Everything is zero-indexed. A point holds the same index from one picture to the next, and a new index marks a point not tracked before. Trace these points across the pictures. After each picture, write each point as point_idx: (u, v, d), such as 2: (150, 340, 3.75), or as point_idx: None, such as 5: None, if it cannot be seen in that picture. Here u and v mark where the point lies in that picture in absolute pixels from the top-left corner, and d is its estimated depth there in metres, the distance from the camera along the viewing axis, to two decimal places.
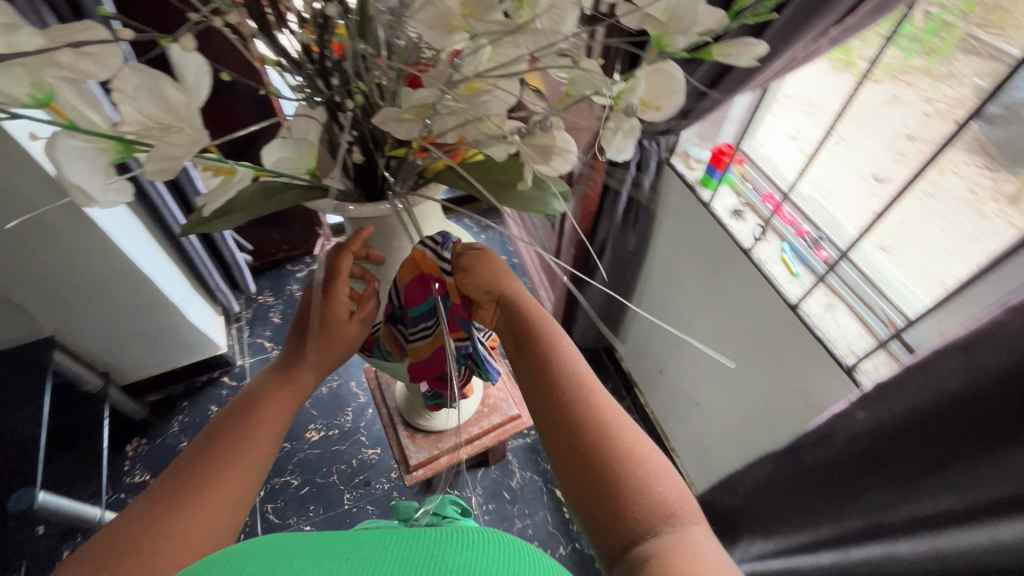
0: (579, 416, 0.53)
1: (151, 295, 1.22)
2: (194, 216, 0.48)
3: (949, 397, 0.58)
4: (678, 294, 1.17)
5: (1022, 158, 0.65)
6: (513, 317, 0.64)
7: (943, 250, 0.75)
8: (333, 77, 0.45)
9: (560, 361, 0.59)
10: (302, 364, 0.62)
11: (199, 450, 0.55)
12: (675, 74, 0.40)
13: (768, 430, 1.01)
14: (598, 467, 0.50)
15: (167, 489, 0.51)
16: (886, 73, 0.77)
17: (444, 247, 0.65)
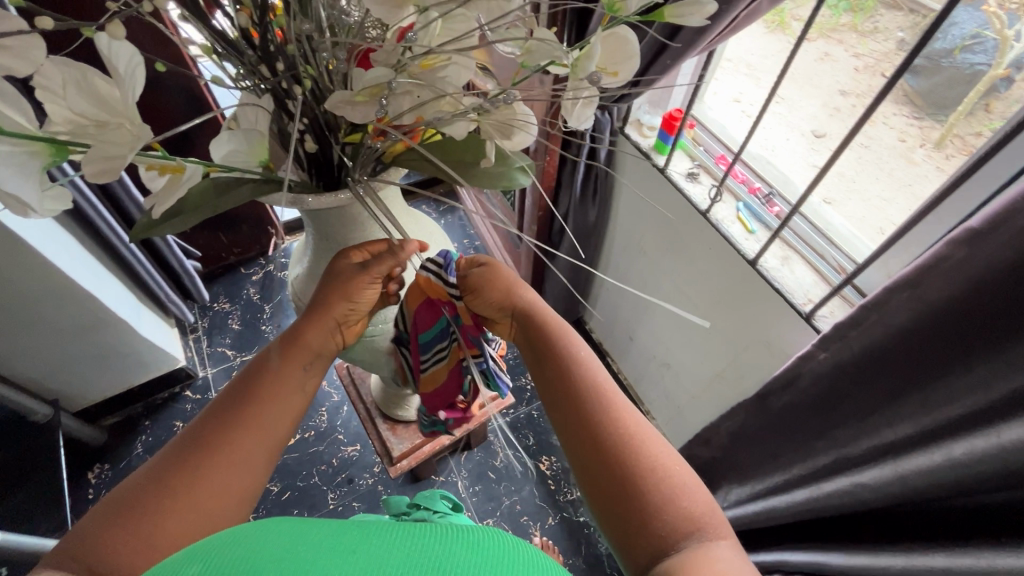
0: (603, 431, 0.53)
1: (95, 313, 1.15)
2: (141, 221, 0.45)
3: (897, 334, 0.62)
4: (642, 262, 1.20)
5: (946, 105, 0.69)
6: (529, 330, 0.64)
7: (880, 198, 0.80)
8: (277, 62, 0.42)
9: (580, 373, 0.58)
10: (311, 322, 0.59)
11: (210, 417, 0.53)
12: (629, 37, 0.40)
13: (737, 382, 1.06)
14: (623, 484, 0.50)
15: (173, 459, 0.50)
16: (817, 32, 0.79)
17: (448, 271, 0.65)
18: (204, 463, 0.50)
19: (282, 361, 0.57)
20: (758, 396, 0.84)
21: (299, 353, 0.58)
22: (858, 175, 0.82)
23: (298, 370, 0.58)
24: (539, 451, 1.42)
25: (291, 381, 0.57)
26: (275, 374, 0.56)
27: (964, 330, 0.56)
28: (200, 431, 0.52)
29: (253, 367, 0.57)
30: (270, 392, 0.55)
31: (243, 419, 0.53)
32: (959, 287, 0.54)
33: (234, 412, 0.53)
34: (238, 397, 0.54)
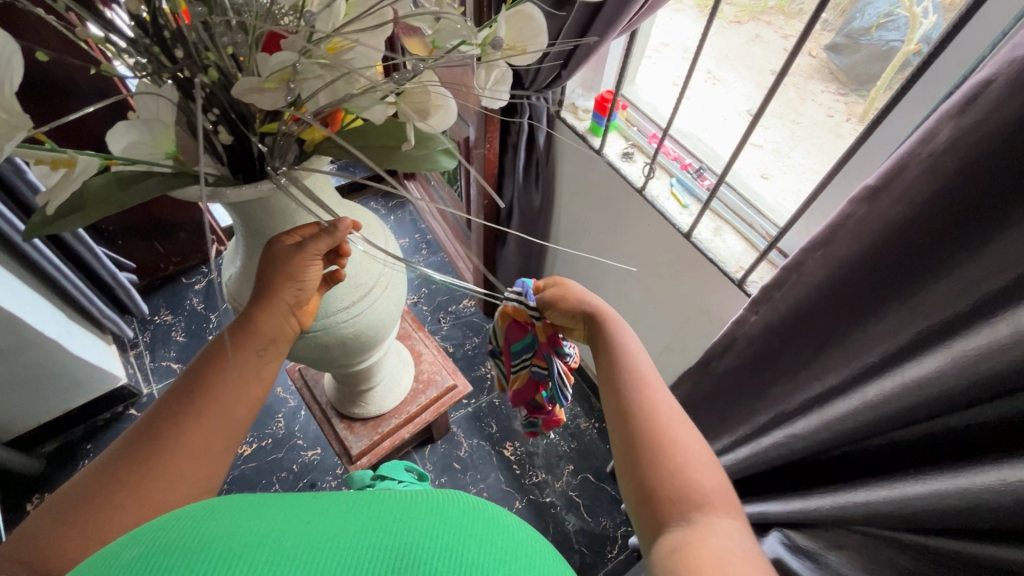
0: (631, 414, 0.58)
1: (17, 334, 1.07)
2: (38, 217, 0.42)
3: (821, 293, 0.65)
4: (588, 243, 1.23)
5: (869, 81, 0.73)
6: (593, 331, 0.70)
7: (812, 170, 0.84)
8: (176, 49, 0.41)
9: (621, 366, 0.63)
10: (262, 306, 0.56)
11: (163, 408, 0.51)
12: (534, 14, 0.41)
13: (685, 352, 1.10)
14: (641, 458, 0.54)
15: (125, 451, 0.49)
16: (747, 14, 0.82)
17: (527, 297, 0.77)
18: (161, 453, 0.48)
19: (235, 348, 0.54)
20: (701, 364, 0.88)
21: (252, 339, 0.55)
22: (775, 145, 0.87)
23: (253, 357, 0.55)
24: (503, 437, 1.43)
25: (249, 368, 0.55)
26: (232, 360, 0.54)
27: (879, 285, 0.60)
28: (155, 421, 0.50)
29: (207, 355, 0.54)
30: (227, 379, 0.53)
31: (196, 409, 0.51)
32: (868, 244, 0.58)
33: (188, 401, 0.51)
34: (195, 385, 0.52)
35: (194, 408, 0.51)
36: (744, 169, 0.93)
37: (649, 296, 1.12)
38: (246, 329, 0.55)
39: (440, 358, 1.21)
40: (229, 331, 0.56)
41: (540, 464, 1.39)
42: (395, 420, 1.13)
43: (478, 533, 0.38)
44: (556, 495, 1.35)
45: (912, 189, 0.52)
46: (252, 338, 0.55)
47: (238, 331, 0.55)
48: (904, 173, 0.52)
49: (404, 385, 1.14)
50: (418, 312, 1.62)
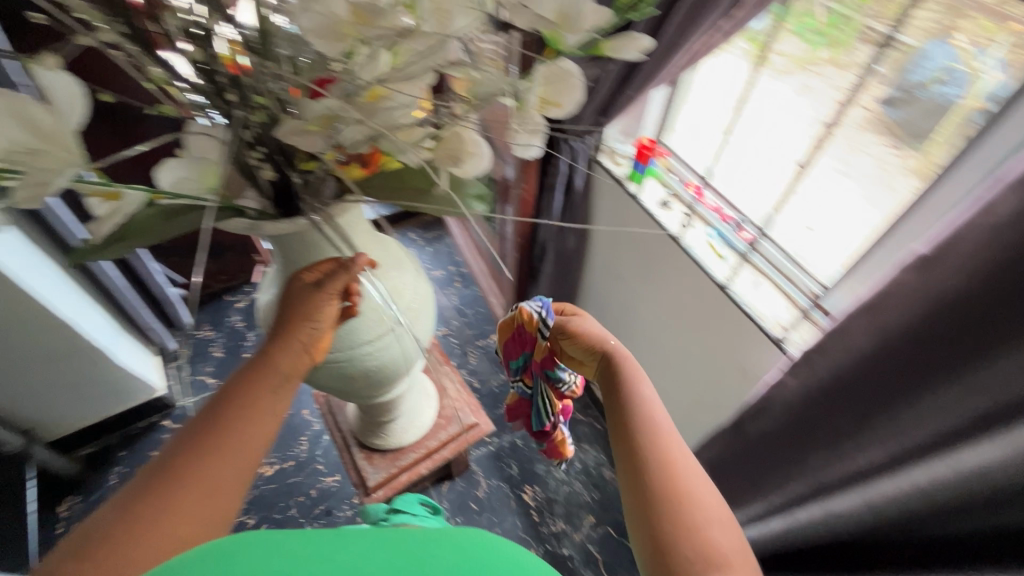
0: (643, 464, 0.54)
1: (71, 339, 1.13)
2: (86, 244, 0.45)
3: (864, 361, 0.61)
4: (621, 288, 1.21)
5: (923, 135, 0.69)
6: (607, 372, 0.66)
7: (871, 229, 0.78)
8: (229, 93, 0.43)
9: (637, 412, 0.59)
10: (278, 340, 0.58)
11: (177, 445, 0.50)
12: (572, 70, 0.41)
13: (717, 408, 1.05)
14: (655, 513, 0.50)
15: (139, 488, 0.47)
16: (797, 66, 0.81)
17: (547, 315, 0.75)
18: (175, 487, 0.47)
19: (251, 381, 0.55)
20: (734, 424, 0.83)
21: (267, 374, 0.56)
22: (824, 198, 0.84)
23: (268, 392, 0.55)
24: (523, 481, 1.39)
25: (265, 404, 0.54)
26: (249, 393, 0.54)
27: (930, 358, 0.55)
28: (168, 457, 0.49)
29: (221, 393, 0.54)
30: (244, 414, 0.53)
31: (214, 443, 0.50)
32: (918, 312, 0.54)
33: (204, 436, 0.51)
34: (211, 421, 0.52)
35: (210, 443, 0.50)
36: (791, 220, 0.90)
37: (681, 346, 1.09)
38: (263, 364, 0.56)
39: (463, 394, 1.20)
40: (245, 369, 0.56)
41: (559, 512, 1.34)
42: (414, 454, 1.12)
43: (491, 571, 0.37)
44: (574, 547, 1.29)
45: (968, 258, 0.49)
46: (270, 374, 0.56)
47: (253, 365, 0.56)
48: (958, 241, 0.50)
49: (424, 420, 1.13)
50: (446, 344, 1.63)
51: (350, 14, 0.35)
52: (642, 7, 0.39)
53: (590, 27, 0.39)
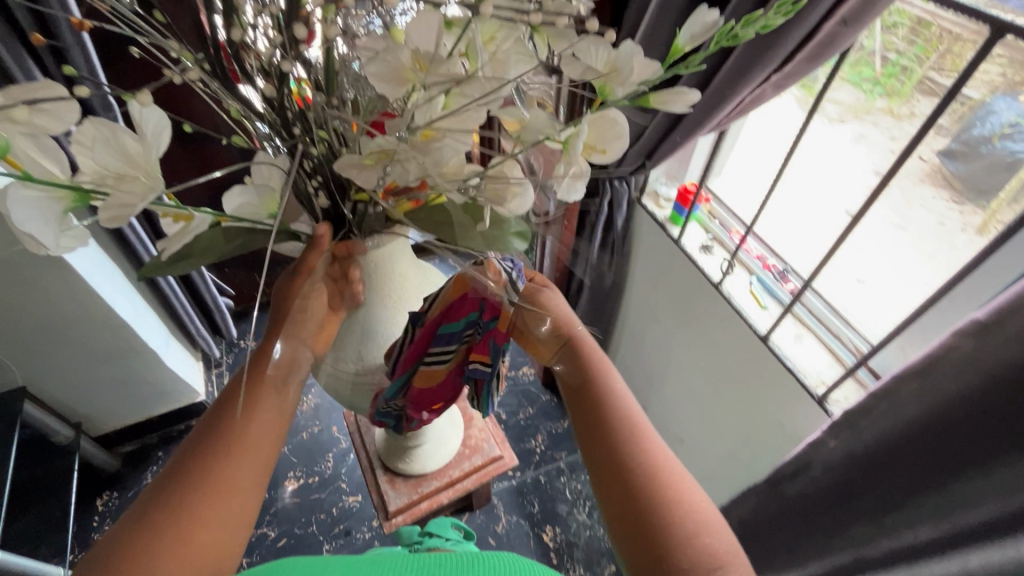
0: (638, 488, 0.50)
1: (127, 342, 1.20)
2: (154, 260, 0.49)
3: (912, 429, 0.58)
4: (657, 331, 1.19)
5: (988, 192, 0.67)
6: (572, 364, 0.59)
7: (923, 281, 0.75)
8: (295, 126, 0.46)
9: (621, 421, 0.54)
10: (274, 339, 0.57)
11: (185, 460, 0.50)
12: (618, 119, 0.43)
13: (752, 464, 1.00)
14: (647, 521, 0.48)
15: (156, 497, 0.48)
16: (852, 113, 0.81)
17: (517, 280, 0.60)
18: (190, 503, 0.47)
19: (254, 383, 0.54)
20: (770, 482, 0.79)
21: (268, 374, 0.55)
22: (874, 250, 0.82)
23: (272, 392, 0.55)
24: (543, 520, 1.36)
25: (267, 405, 0.54)
26: (247, 400, 0.54)
27: (990, 432, 0.52)
28: (174, 478, 0.49)
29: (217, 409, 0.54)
30: (246, 419, 0.53)
31: (226, 447, 0.51)
32: (975, 382, 0.51)
33: (213, 442, 0.51)
34: (212, 433, 0.52)
35: (219, 448, 0.51)
36: (838, 271, 0.87)
37: (716, 395, 1.06)
38: (261, 364, 0.55)
39: (489, 425, 1.19)
40: (242, 376, 0.56)
41: (579, 557, 1.30)
42: (436, 482, 1.12)
43: None
44: None
45: None
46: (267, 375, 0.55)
47: (252, 366, 0.55)
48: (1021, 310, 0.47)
49: (449, 448, 1.12)
50: None
51: (412, 61, 0.37)
52: (691, 61, 0.40)
53: (639, 79, 0.40)
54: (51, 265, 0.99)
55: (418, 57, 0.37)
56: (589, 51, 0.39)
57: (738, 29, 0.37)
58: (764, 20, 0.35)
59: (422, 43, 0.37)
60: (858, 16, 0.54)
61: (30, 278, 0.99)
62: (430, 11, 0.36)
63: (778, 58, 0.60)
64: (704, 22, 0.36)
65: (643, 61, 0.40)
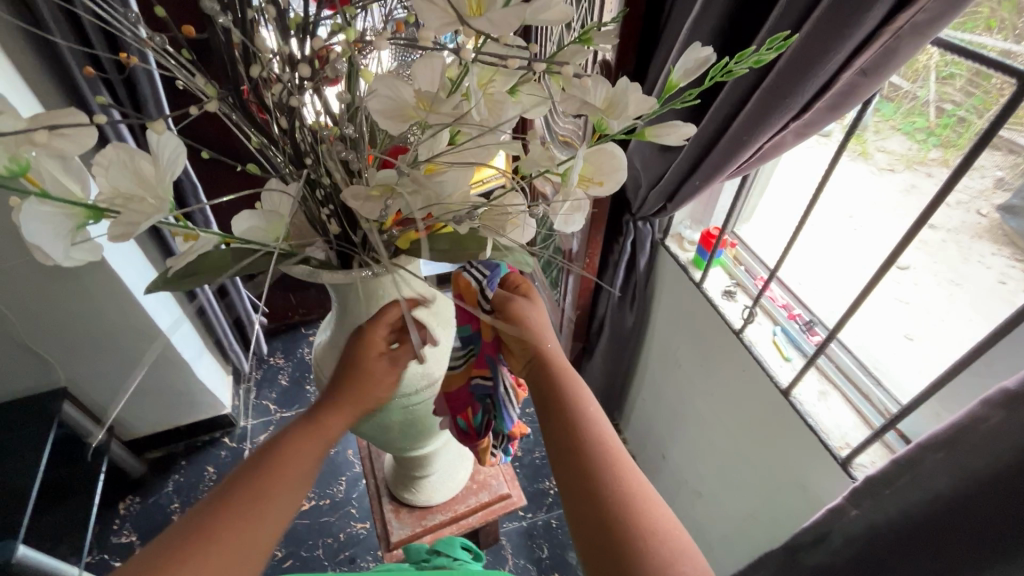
0: (609, 508, 0.49)
1: (164, 352, 1.27)
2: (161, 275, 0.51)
3: (938, 506, 0.53)
4: (678, 376, 1.15)
5: None
6: (542, 379, 0.60)
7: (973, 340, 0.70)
8: (307, 157, 0.49)
9: (589, 438, 0.54)
10: (330, 406, 0.60)
11: (222, 494, 0.53)
12: (617, 152, 0.43)
13: (773, 527, 0.94)
14: (619, 544, 0.47)
15: (188, 526, 0.50)
16: (903, 163, 0.77)
17: (490, 284, 0.66)
18: (214, 541, 0.49)
19: (298, 438, 0.58)
20: (787, 549, 0.73)
21: (312, 433, 0.58)
22: (923, 305, 0.77)
23: (310, 448, 0.58)
24: (552, 567, 1.30)
25: (290, 477, 0.55)
26: (274, 469, 0.55)
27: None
28: (204, 519, 0.51)
29: (241, 471, 0.55)
30: (276, 479, 0.54)
31: (261, 492, 0.53)
32: (1006, 456, 0.47)
33: (250, 485, 0.53)
34: (232, 497, 0.52)
35: (253, 492, 0.53)
36: (882, 327, 0.83)
37: (736, 449, 1.01)
38: (310, 422, 0.59)
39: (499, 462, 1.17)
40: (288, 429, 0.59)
41: None
42: (441, 516, 1.09)
43: None
44: None
45: None
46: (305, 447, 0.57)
47: (302, 423, 0.59)
48: None
49: (456, 481, 1.11)
50: None
51: (416, 99, 0.39)
52: (687, 96, 0.40)
53: (635, 113, 0.42)
54: (102, 275, 1.06)
55: (422, 97, 0.38)
56: (590, 90, 0.41)
57: (732, 65, 0.39)
58: (755, 55, 0.37)
59: (425, 85, 0.38)
60: (878, 67, 0.54)
61: (83, 285, 1.07)
62: (434, 55, 0.37)
63: (796, 106, 0.59)
64: (697, 58, 0.38)
65: (641, 97, 0.41)
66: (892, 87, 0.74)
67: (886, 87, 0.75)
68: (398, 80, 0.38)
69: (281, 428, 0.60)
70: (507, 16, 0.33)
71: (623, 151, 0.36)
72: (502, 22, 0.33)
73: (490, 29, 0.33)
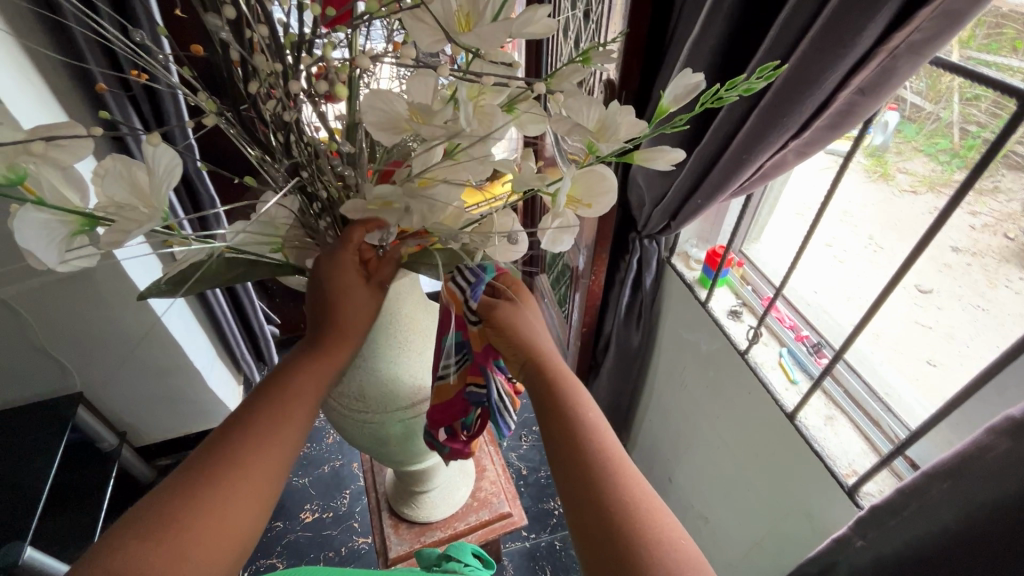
0: (610, 510, 0.47)
1: (176, 361, 1.29)
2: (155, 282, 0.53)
3: (945, 540, 0.50)
4: (684, 397, 1.13)
5: None
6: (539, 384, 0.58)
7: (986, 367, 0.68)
8: (304, 170, 0.50)
9: (590, 442, 0.52)
10: (327, 335, 0.52)
11: (230, 431, 0.48)
12: (606, 175, 0.44)
13: (779, 557, 0.91)
14: (621, 551, 0.45)
15: (200, 464, 0.46)
16: (926, 185, 0.74)
17: (473, 290, 0.61)
18: (226, 477, 0.45)
19: (304, 368, 0.51)
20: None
21: (317, 363, 0.52)
22: (946, 330, 0.74)
23: (318, 376, 0.52)
24: None
25: (304, 406, 0.50)
26: (285, 399, 0.50)
27: None
28: (216, 456, 0.46)
29: (252, 402, 0.50)
30: (286, 411, 0.49)
31: (272, 426, 0.48)
32: (1014, 486, 0.44)
33: (260, 419, 0.48)
34: (244, 430, 0.48)
35: (263, 426, 0.48)
36: (901, 353, 0.80)
37: (740, 474, 0.99)
38: (314, 352, 0.52)
39: (501, 480, 1.16)
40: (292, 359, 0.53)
41: None
42: (440, 533, 1.08)
43: None
44: None
45: None
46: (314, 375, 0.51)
47: (306, 352, 0.52)
48: None
49: (457, 498, 1.10)
50: None
51: (407, 111, 0.40)
52: (677, 122, 0.41)
53: (626, 136, 0.42)
54: (117, 283, 1.09)
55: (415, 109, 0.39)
56: (580, 111, 0.41)
57: (722, 92, 0.39)
58: (746, 84, 0.37)
59: (418, 98, 0.40)
60: (876, 86, 0.53)
61: (101, 293, 1.10)
62: (426, 72, 0.39)
63: (797, 125, 0.58)
64: (686, 85, 0.38)
65: (631, 120, 0.42)
66: (915, 108, 0.72)
67: (908, 108, 0.73)
68: (392, 94, 0.40)
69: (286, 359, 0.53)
70: (494, 31, 0.33)
71: (621, 165, 0.35)
72: (489, 37, 0.33)
73: (479, 43, 0.33)
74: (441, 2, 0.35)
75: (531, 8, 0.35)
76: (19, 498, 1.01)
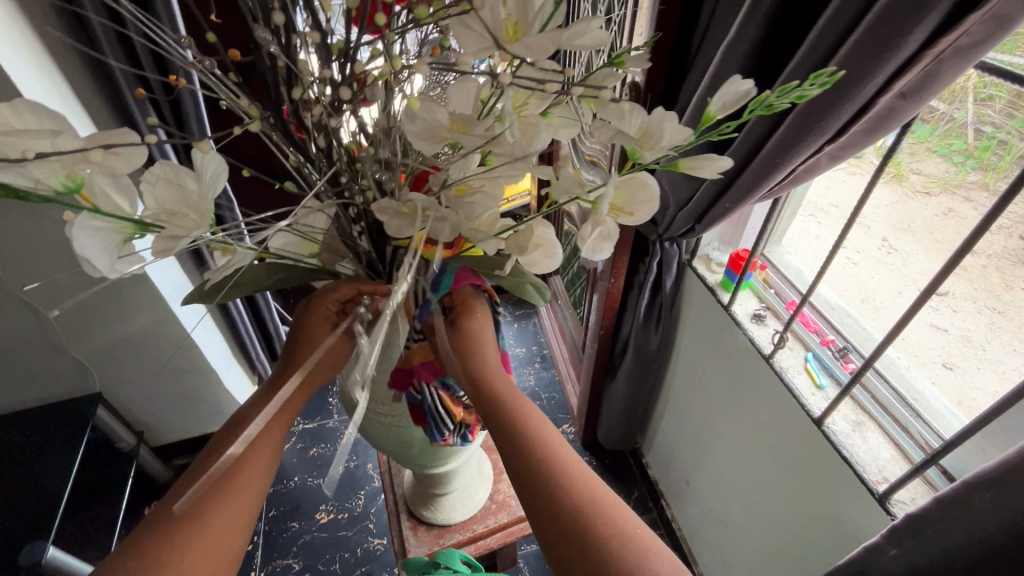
0: (565, 507, 0.49)
1: (195, 361, 1.30)
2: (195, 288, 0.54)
3: (986, 549, 0.49)
4: (704, 400, 1.12)
5: None
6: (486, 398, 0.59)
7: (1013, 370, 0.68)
8: (343, 175, 0.50)
9: (539, 449, 0.53)
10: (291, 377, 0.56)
11: (190, 483, 0.49)
12: (649, 182, 0.43)
13: (801, 562, 0.90)
14: (586, 553, 0.46)
15: (161, 524, 0.47)
16: (938, 186, 0.74)
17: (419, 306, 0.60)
18: (186, 529, 0.46)
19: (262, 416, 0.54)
20: None
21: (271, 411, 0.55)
22: (965, 330, 0.73)
23: (274, 425, 0.54)
24: None
25: (263, 450, 0.53)
26: (242, 446, 0.52)
27: None
28: (172, 510, 0.48)
29: (212, 454, 0.52)
30: (242, 460, 0.51)
31: (229, 475, 0.50)
32: None
33: (217, 469, 0.50)
34: (201, 482, 0.49)
35: (223, 474, 0.50)
36: (922, 355, 0.80)
37: (762, 478, 0.98)
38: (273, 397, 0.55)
39: None
40: (249, 409, 0.55)
41: None
42: (460, 535, 1.07)
43: None
44: None
45: None
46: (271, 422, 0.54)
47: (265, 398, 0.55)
48: None
49: (475, 501, 1.10)
50: None
51: (449, 121, 0.39)
52: (724, 129, 0.41)
53: (670, 143, 0.42)
54: (139, 283, 1.10)
55: (456, 119, 0.38)
56: (624, 117, 0.41)
57: (773, 100, 0.39)
58: (797, 90, 0.37)
59: (458, 107, 0.39)
60: (918, 90, 0.53)
61: (123, 295, 1.10)
62: (469, 78, 0.39)
63: (833, 129, 0.58)
64: (735, 92, 0.38)
65: (676, 127, 0.41)
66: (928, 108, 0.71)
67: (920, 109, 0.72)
68: (434, 103, 0.39)
69: (245, 408, 0.56)
70: (541, 42, 0.32)
71: (668, 164, 0.34)
72: (537, 48, 0.33)
73: (525, 54, 0.33)
74: (490, 9, 0.34)
75: (585, 18, 0.34)
76: (44, 498, 1.02)
